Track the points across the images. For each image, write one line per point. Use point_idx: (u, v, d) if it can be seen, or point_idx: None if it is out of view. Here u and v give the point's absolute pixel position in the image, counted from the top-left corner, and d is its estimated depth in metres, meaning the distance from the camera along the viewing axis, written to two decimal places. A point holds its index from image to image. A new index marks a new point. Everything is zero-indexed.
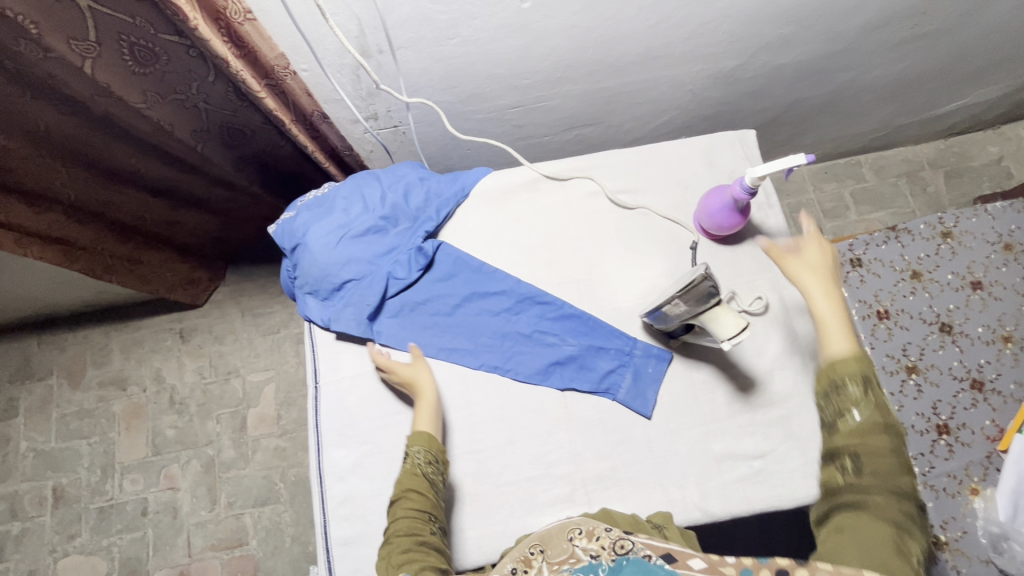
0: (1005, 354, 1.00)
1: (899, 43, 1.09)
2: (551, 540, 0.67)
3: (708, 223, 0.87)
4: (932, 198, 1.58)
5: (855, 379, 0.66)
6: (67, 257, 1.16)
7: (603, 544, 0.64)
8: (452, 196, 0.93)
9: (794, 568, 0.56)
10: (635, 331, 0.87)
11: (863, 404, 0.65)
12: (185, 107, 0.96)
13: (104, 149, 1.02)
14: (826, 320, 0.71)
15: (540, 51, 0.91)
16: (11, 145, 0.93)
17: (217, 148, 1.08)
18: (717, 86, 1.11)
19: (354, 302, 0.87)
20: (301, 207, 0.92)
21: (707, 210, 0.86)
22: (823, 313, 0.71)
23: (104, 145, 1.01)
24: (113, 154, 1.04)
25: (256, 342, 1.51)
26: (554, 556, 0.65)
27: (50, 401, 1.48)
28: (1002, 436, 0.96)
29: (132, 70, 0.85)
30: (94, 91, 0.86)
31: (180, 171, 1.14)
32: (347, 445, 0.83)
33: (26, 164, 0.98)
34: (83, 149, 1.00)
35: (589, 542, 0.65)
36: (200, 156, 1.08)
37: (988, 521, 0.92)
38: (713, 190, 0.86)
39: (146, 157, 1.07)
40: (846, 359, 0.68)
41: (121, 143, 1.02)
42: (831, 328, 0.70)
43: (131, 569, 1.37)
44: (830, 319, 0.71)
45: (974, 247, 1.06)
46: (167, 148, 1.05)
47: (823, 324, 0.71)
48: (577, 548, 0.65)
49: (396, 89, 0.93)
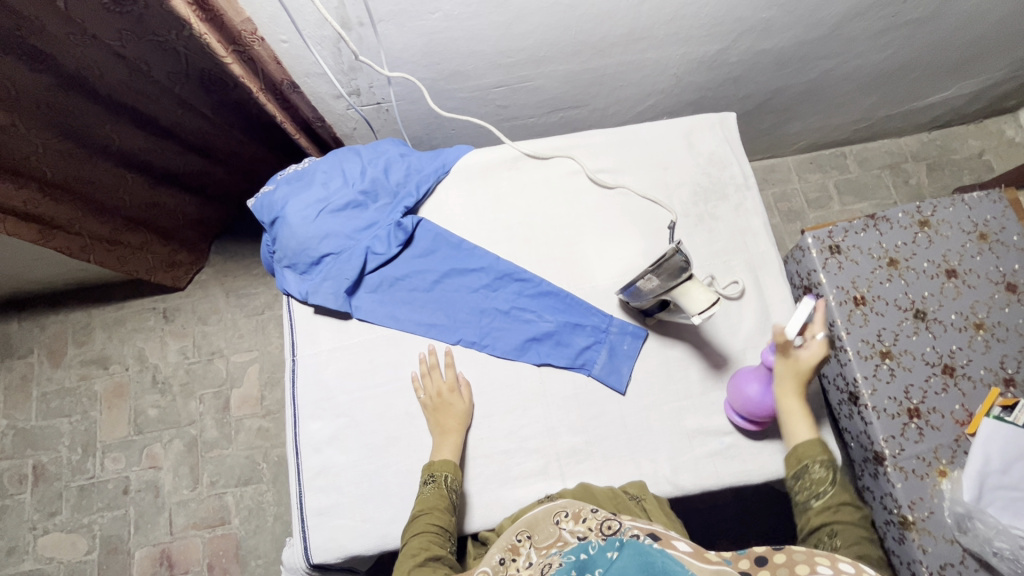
0: (976, 341, 1.02)
1: (879, 31, 1.10)
2: (538, 525, 0.69)
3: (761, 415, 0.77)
4: (913, 190, 1.60)
5: (824, 464, 0.74)
6: (42, 235, 1.16)
7: (590, 527, 0.67)
8: (433, 172, 0.93)
9: (772, 554, 0.59)
10: (612, 308, 0.88)
11: (831, 484, 0.73)
12: (162, 48, 0.94)
13: (78, 115, 1.02)
14: (792, 415, 0.75)
15: (522, 29, 0.91)
16: None
17: (195, 90, 1.05)
18: (701, 71, 1.12)
19: (332, 276, 0.87)
20: (280, 181, 0.92)
21: (755, 402, 0.77)
22: (791, 412, 0.75)
23: (78, 109, 1.00)
24: (87, 123, 1.04)
25: (240, 322, 1.51)
26: (542, 541, 0.67)
27: (31, 379, 1.47)
28: (971, 420, 0.99)
29: (107, 8, 0.84)
30: (69, 30, 0.86)
31: (153, 136, 1.13)
32: (324, 417, 0.84)
33: (7, 136, 0.98)
34: (57, 116, 1.00)
35: (576, 525, 0.68)
36: (178, 99, 1.06)
37: (954, 502, 0.95)
38: (738, 380, 0.79)
39: (117, 123, 1.07)
40: (810, 444, 0.75)
41: (93, 107, 1.01)
42: (797, 419, 0.75)
43: (112, 547, 1.37)
44: (796, 415, 0.75)
45: (950, 236, 1.07)
46: (137, 107, 1.04)
47: (787, 420, 0.76)
48: (564, 531, 0.67)
49: (377, 63, 0.92)
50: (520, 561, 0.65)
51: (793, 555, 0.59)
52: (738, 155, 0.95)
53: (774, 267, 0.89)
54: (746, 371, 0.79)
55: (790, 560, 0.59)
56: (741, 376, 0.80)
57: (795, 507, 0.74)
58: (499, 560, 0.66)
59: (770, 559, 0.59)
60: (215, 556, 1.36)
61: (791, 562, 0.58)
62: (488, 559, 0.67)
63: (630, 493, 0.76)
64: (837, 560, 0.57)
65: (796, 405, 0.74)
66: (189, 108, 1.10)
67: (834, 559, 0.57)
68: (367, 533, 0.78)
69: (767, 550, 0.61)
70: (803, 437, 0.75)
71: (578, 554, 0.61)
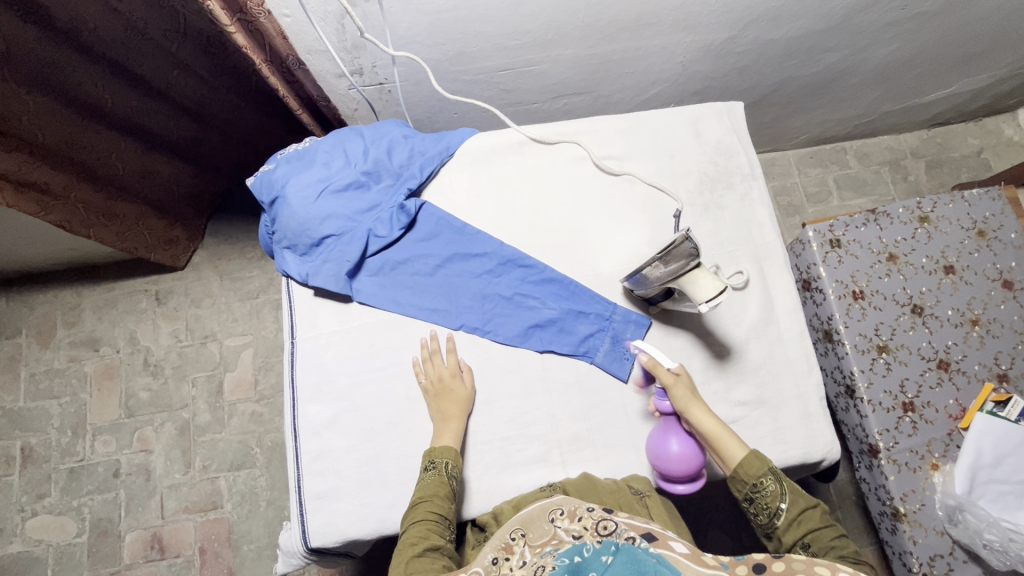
0: (971, 337, 1.03)
1: (887, 24, 1.09)
2: (533, 523, 0.68)
3: (699, 466, 0.76)
4: (911, 186, 1.60)
5: (770, 477, 0.71)
6: (41, 207, 1.12)
7: (586, 525, 0.65)
8: (437, 154, 0.91)
9: (772, 562, 0.57)
10: (616, 296, 0.87)
11: (786, 497, 0.70)
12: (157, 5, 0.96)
13: (70, 72, 0.98)
14: (717, 434, 0.73)
15: (530, 11, 0.89)
16: None
17: (192, 52, 1.07)
18: (708, 59, 1.11)
19: (333, 258, 0.85)
20: (280, 160, 0.90)
21: (689, 456, 0.75)
22: (714, 431, 0.73)
23: (72, 64, 0.97)
24: (79, 81, 1.01)
25: (234, 306, 1.48)
26: (536, 539, 0.66)
27: (19, 359, 1.45)
28: (964, 414, 1.00)
29: None
30: None
31: (147, 96, 1.11)
32: (323, 401, 0.83)
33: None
34: (50, 74, 0.96)
35: (571, 523, 0.66)
36: (175, 61, 1.07)
37: (945, 495, 0.97)
38: (658, 451, 0.76)
39: (110, 82, 1.04)
40: (750, 459, 0.72)
41: (86, 63, 0.98)
42: (724, 438, 0.73)
43: (102, 529, 1.35)
44: (722, 433, 0.74)
45: (949, 232, 1.07)
46: (134, 66, 1.03)
47: (715, 441, 0.73)
48: (559, 529, 0.66)
49: (382, 42, 0.90)
50: (513, 560, 0.65)
51: (792, 564, 0.58)
52: (745, 144, 0.94)
53: (778, 257, 0.89)
54: (653, 438, 0.78)
55: (789, 568, 0.57)
56: (655, 446, 0.77)
57: (760, 527, 0.72)
58: (491, 560, 0.65)
59: (769, 566, 0.57)
60: (207, 540, 1.35)
61: (790, 571, 0.57)
62: (481, 559, 0.66)
63: (635, 489, 0.76)
64: (838, 570, 0.56)
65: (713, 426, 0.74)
66: (183, 67, 1.09)
67: (834, 569, 0.56)
68: (365, 517, 0.78)
69: (766, 557, 0.58)
70: (739, 455, 0.73)
71: (571, 557, 0.61)
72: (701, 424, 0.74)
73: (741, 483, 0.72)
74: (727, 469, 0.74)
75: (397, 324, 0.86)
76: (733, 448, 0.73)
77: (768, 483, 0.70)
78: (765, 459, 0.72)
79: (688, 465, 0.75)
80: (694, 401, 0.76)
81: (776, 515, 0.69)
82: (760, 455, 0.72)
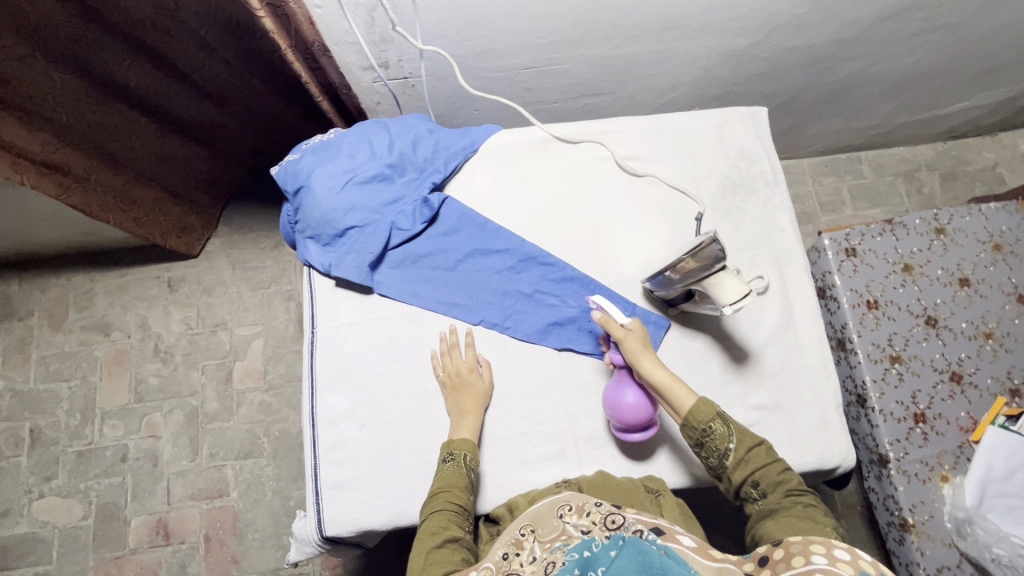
0: (985, 350, 1.03)
1: (911, 34, 1.09)
2: (542, 519, 0.67)
3: (653, 415, 0.77)
4: (926, 199, 1.60)
5: (718, 421, 0.71)
6: (62, 187, 1.13)
7: (594, 521, 0.65)
8: (461, 150, 0.92)
9: (772, 551, 0.58)
10: (635, 296, 0.87)
11: (733, 437, 0.71)
12: None
13: (97, 51, 0.99)
14: (668, 385, 0.74)
15: (558, 10, 0.90)
16: (6, 41, 0.90)
17: (220, 35, 1.06)
18: (730, 64, 1.11)
19: (356, 249, 0.86)
20: (305, 150, 0.90)
21: (641, 406, 0.76)
22: (665, 381, 0.74)
23: (99, 44, 0.98)
24: (105, 61, 1.02)
25: (246, 295, 1.49)
26: (546, 535, 0.65)
27: (30, 341, 1.46)
28: (975, 427, 1.00)
29: None
30: None
31: (170, 80, 1.12)
32: (341, 391, 0.83)
33: (25, 69, 0.95)
34: (77, 51, 0.98)
35: (579, 518, 0.66)
36: (201, 43, 1.06)
37: (955, 507, 0.96)
38: (612, 402, 0.78)
39: (135, 63, 1.05)
40: (697, 406, 0.72)
41: (114, 43, 0.99)
42: (674, 387, 0.74)
43: (108, 514, 1.36)
44: (672, 383, 0.74)
45: (965, 245, 1.07)
46: (160, 48, 1.04)
47: (665, 392, 0.74)
48: (568, 525, 0.66)
49: (412, 35, 0.90)
50: (523, 555, 0.64)
51: (790, 547, 0.58)
52: (768, 149, 0.94)
53: (799, 263, 0.89)
54: (609, 391, 0.79)
55: (788, 553, 0.57)
56: (610, 397, 0.79)
57: (710, 470, 0.73)
58: (502, 554, 0.64)
59: (770, 556, 0.58)
60: (212, 528, 1.35)
61: (788, 555, 0.57)
62: (491, 555, 0.65)
63: (650, 488, 0.76)
64: (832, 546, 0.56)
65: (664, 376, 0.74)
66: (210, 52, 1.09)
67: (830, 546, 0.56)
68: (380, 507, 0.78)
69: (767, 549, 0.60)
70: (689, 402, 0.73)
71: (582, 551, 0.60)
72: (651, 376, 0.75)
73: (692, 429, 0.72)
74: (677, 417, 0.74)
75: (417, 317, 0.86)
76: (682, 396, 0.73)
77: (717, 426, 0.71)
78: (713, 405, 0.72)
79: (639, 415, 0.77)
80: (645, 352, 0.76)
81: (725, 455, 0.71)
82: (707, 401, 0.72)
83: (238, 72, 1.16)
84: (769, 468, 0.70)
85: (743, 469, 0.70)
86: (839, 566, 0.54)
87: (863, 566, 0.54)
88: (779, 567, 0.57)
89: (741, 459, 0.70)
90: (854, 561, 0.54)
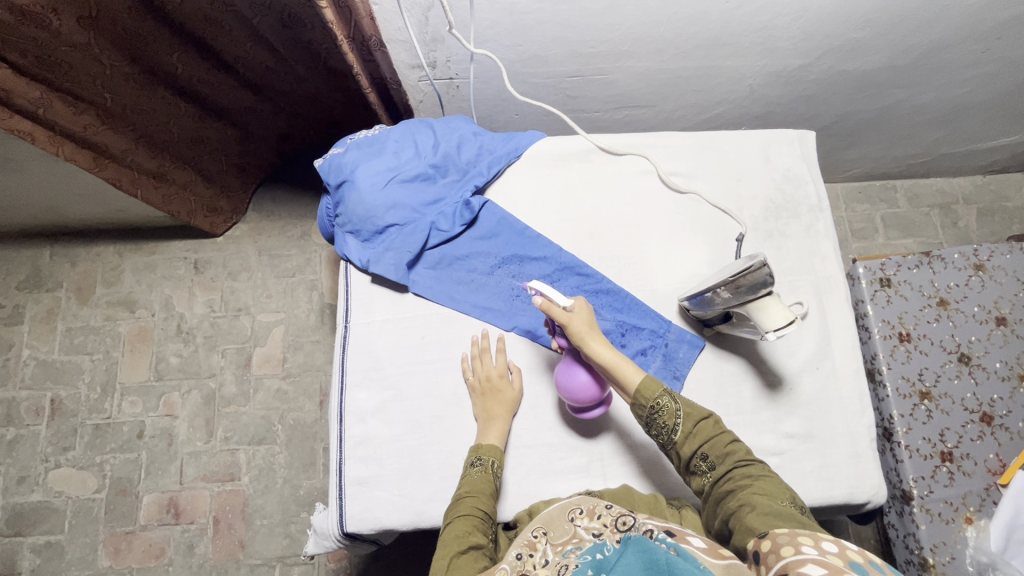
0: (1018, 392, 1.00)
1: (967, 65, 1.07)
2: (553, 522, 0.66)
3: (604, 392, 0.78)
4: (961, 232, 1.57)
5: (666, 396, 0.71)
6: (96, 163, 1.15)
7: (605, 523, 0.64)
8: (504, 154, 0.92)
9: (760, 544, 0.56)
10: (670, 314, 0.86)
11: (680, 411, 0.70)
12: None
13: (150, 41, 1.01)
14: (613, 365, 0.73)
15: (613, 20, 0.89)
16: (66, 31, 0.92)
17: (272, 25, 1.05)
18: (776, 85, 1.09)
19: (395, 247, 0.86)
20: (350, 145, 0.91)
21: (594, 385, 0.77)
22: (611, 361, 0.73)
23: (154, 35, 1.00)
24: (156, 50, 1.03)
25: (270, 282, 1.50)
26: (558, 538, 0.65)
27: (57, 312, 1.48)
28: (1003, 470, 0.97)
29: None
30: None
31: (215, 69, 1.14)
32: (370, 387, 0.83)
33: (78, 54, 0.97)
34: (131, 40, 0.99)
35: (591, 521, 0.65)
36: (251, 29, 1.05)
37: (978, 550, 0.94)
38: (564, 383, 0.78)
39: (184, 53, 1.06)
40: (644, 383, 0.72)
41: (168, 35, 1.01)
42: (620, 366, 0.73)
43: (121, 488, 1.37)
44: (618, 362, 0.73)
45: (1003, 283, 1.05)
46: (209, 41, 1.05)
47: (612, 371, 0.73)
48: (579, 528, 0.65)
49: (464, 37, 0.90)
50: (536, 557, 0.63)
51: (776, 539, 0.55)
52: (814, 174, 0.93)
53: (839, 291, 0.88)
54: (560, 373, 0.79)
55: (774, 544, 0.54)
56: (562, 378, 0.79)
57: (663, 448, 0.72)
58: (515, 555, 0.64)
59: (761, 549, 0.55)
60: (221, 511, 1.35)
61: (776, 546, 0.54)
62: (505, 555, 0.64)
63: (674, 504, 0.75)
64: (821, 538, 0.52)
65: (608, 357, 0.73)
66: (258, 40, 1.09)
67: (818, 537, 0.52)
68: (402, 507, 0.78)
69: (755, 542, 0.57)
70: (638, 379, 0.73)
71: (595, 553, 0.59)
72: (599, 357, 0.74)
73: (641, 407, 0.71)
74: (627, 396, 0.74)
75: (454, 321, 0.86)
76: (626, 373, 0.73)
77: (665, 403, 0.70)
78: (657, 381, 0.72)
79: (592, 394, 0.77)
80: (592, 333, 0.74)
81: (670, 428, 0.70)
82: (651, 378, 0.71)
83: (282, 59, 1.16)
84: (716, 440, 0.68)
85: (691, 442, 0.69)
86: (829, 557, 0.49)
87: (851, 556, 0.49)
88: (770, 559, 0.53)
89: (686, 430, 0.69)
90: (842, 552, 0.50)
